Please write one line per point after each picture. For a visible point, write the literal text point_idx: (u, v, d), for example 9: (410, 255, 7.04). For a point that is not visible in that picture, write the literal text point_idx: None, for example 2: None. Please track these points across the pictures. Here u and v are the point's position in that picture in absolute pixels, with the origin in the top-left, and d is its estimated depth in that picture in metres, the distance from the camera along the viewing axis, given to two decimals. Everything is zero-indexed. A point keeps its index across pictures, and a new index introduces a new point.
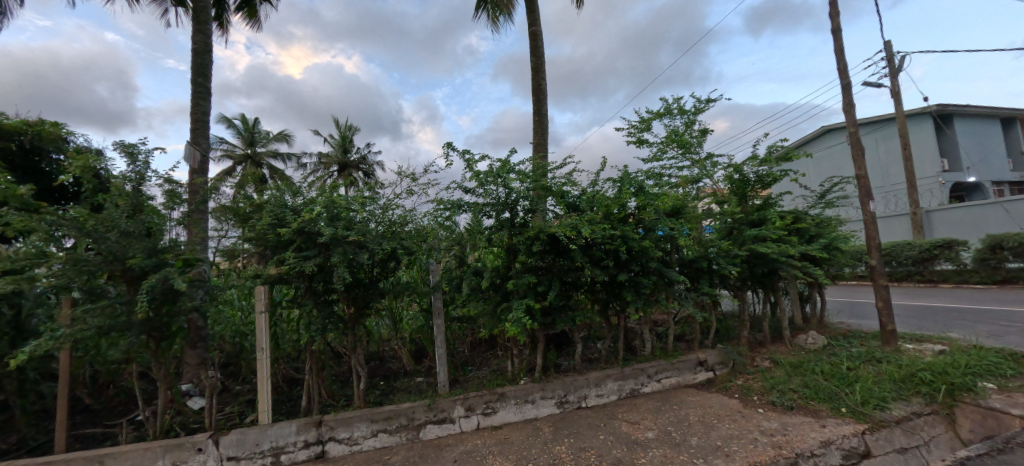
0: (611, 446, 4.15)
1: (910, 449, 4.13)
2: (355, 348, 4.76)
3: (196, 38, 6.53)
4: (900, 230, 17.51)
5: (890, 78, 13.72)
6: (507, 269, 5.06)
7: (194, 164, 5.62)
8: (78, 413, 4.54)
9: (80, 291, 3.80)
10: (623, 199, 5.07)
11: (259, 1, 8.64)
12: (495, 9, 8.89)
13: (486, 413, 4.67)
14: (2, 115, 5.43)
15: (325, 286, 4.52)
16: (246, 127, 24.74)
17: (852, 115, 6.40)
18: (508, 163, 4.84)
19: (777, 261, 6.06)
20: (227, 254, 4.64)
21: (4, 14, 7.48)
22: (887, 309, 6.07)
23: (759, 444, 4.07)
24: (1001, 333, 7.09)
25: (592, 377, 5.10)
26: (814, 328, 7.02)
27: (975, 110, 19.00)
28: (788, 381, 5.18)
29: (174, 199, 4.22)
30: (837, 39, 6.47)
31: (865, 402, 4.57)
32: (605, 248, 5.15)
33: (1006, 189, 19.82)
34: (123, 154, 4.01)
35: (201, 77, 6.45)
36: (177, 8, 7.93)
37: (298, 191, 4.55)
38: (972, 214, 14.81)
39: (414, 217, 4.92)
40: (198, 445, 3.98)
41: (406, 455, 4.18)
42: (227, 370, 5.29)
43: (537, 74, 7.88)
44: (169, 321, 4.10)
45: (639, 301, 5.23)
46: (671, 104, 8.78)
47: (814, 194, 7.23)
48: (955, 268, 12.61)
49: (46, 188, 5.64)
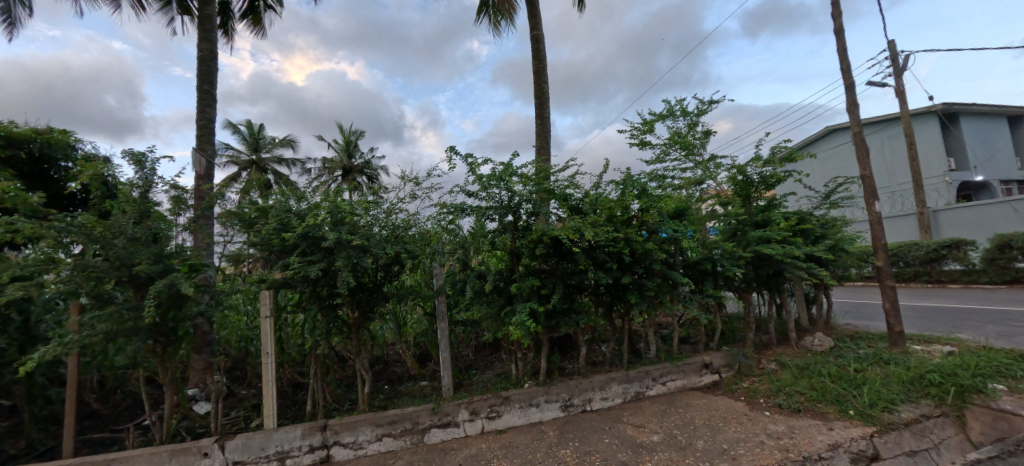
0: (616, 449, 4.13)
1: (921, 452, 4.10)
2: (360, 352, 4.79)
3: (201, 45, 6.61)
4: (907, 231, 17.37)
5: (894, 77, 13.63)
6: (510, 272, 5.05)
7: (200, 170, 5.61)
8: (86, 417, 4.57)
9: (89, 297, 3.83)
10: (626, 201, 5.05)
11: (264, 7, 8.71)
12: (496, 13, 8.93)
13: (491, 417, 4.66)
14: (12, 122, 5.50)
15: (330, 290, 4.52)
16: (251, 132, 24.94)
17: (856, 115, 6.35)
18: (511, 167, 4.85)
19: (782, 262, 6.02)
20: (233, 259, 4.60)
21: (15, 24, 7.58)
22: (894, 311, 6.03)
23: (766, 447, 4.04)
24: (1012, 333, 7.00)
25: (597, 380, 5.08)
26: (821, 330, 6.97)
27: (982, 108, 18.83)
28: (795, 383, 5.16)
29: (180, 205, 4.25)
30: (838, 39, 6.46)
31: (874, 404, 4.53)
32: (608, 251, 5.12)
33: (1016, 187, 19.51)
34: (131, 162, 4.07)
35: (206, 84, 6.51)
36: (184, 16, 7.99)
37: (303, 196, 4.58)
38: (979, 213, 14.71)
39: (418, 221, 4.96)
40: (204, 449, 4.02)
41: (411, 459, 4.18)
42: (233, 374, 5.30)
43: (540, 78, 7.89)
44: (175, 326, 4.13)
45: (643, 303, 5.20)
46: (674, 105, 8.83)
47: (819, 194, 7.14)
48: (964, 268, 12.47)
49: (56, 195, 5.68)
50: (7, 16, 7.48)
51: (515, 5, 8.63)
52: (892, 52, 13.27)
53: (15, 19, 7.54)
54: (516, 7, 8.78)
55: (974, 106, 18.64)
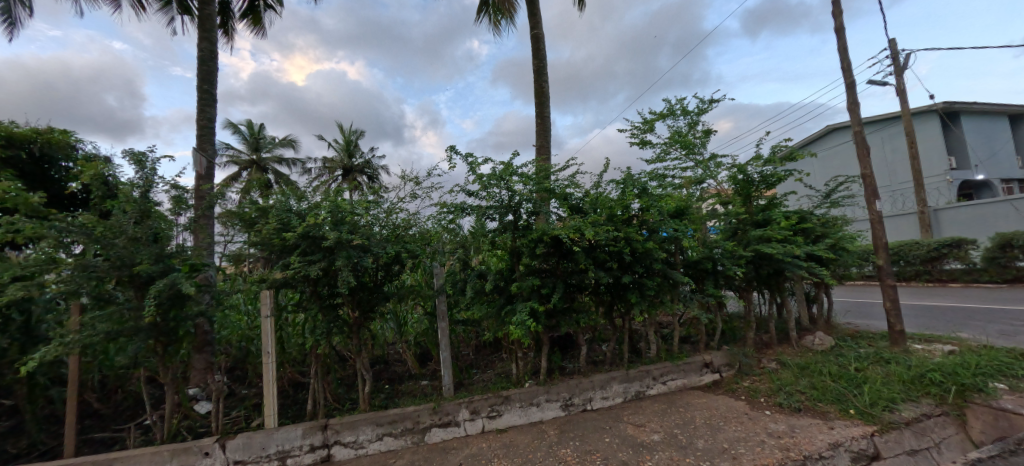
0: (616, 449, 4.13)
1: (921, 451, 4.10)
2: (360, 352, 4.79)
3: (201, 45, 6.61)
4: (908, 230, 17.35)
5: (895, 76, 13.62)
6: (511, 271, 5.05)
7: (201, 170, 5.62)
8: (87, 417, 4.57)
9: (90, 297, 3.84)
10: (627, 201, 5.05)
11: (263, 7, 8.71)
12: (496, 12, 8.91)
13: (492, 416, 4.67)
14: (13, 122, 5.51)
15: (331, 290, 4.52)
16: (252, 132, 24.95)
17: (856, 114, 6.34)
18: (511, 166, 4.85)
19: (783, 262, 6.02)
20: (234, 259, 4.59)
21: (15, 25, 7.58)
22: (895, 310, 6.03)
23: (767, 446, 4.04)
24: (1012, 332, 7.00)
25: (598, 380, 5.08)
26: (821, 329, 6.97)
27: (983, 107, 18.81)
28: (795, 382, 5.16)
29: (181, 205, 4.26)
30: (839, 38, 6.45)
31: (875, 404, 4.53)
32: (608, 250, 5.11)
33: (1017, 186, 19.46)
34: (132, 162, 4.07)
35: (206, 84, 6.50)
36: (183, 16, 7.98)
37: (303, 196, 4.58)
38: (980, 212, 14.70)
39: (418, 220, 4.93)
40: (204, 449, 4.02)
41: (412, 458, 4.19)
42: (234, 374, 5.31)
43: (540, 77, 7.89)
44: (176, 326, 4.13)
45: (643, 302, 5.20)
46: (674, 105, 8.83)
47: (819, 193, 7.13)
48: (965, 267, 12.47)
49: (56, 195, 5.68)
50: (7, 16, 7.48)
51: (515, 4, 8.62)
52: (893, 51, 13.26)
53: (15, 19, 7.54)
54: (516, 6, 8.76)
55: (975, 105, 18.63)
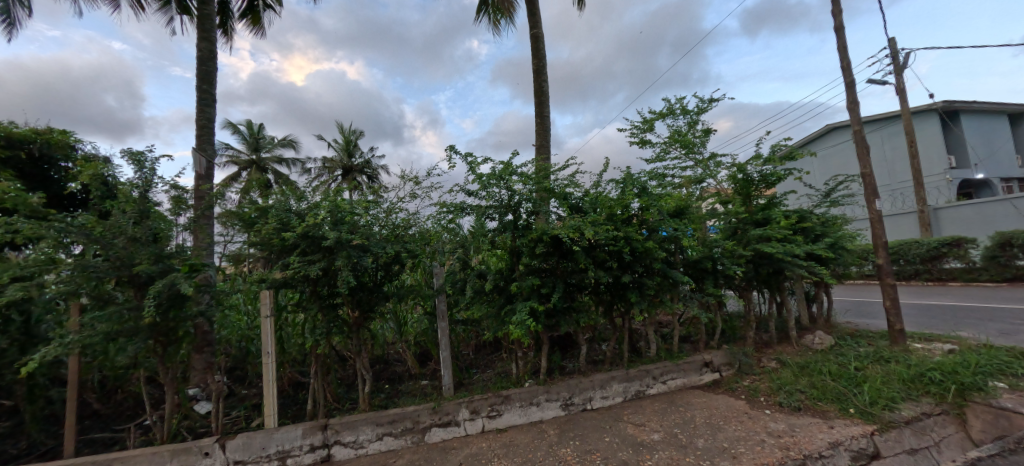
0: (617, 448, 4.13)
1: (921, 450, 4.10)
2: (360, 352, 4.80)
3: (200, 45, 6.60)
4: (908, 229, 17.34)
5: (895, 75, 13.62)
6: (511, 271, 5.04)
7: (200, 170, 5.62)
8: (87, 417, 4.57)
9: (89, 298, 3.84)
10: (627, 200, 5.05)
11: (263, 7, 8.70)
12: (496, 12, 8.90)
13: (492, 416, 4.66)
14: (12, 122, 5.51)
15: (331, 289, 4.52)
16: (252, 132, 24.93)
17: (856, 113, 6.34)
18: (511, 166, 4.84)
19: (783, 261, 6.03)
20: (233, 259, 4.59)
21: (14, 25, 7.57)
22: (895, 309, 6.03)
23: (766, 445, 4.04)
24: (1012, 331, 6.99)
25: (598, 379, 5.08)
26: (821, 328, 6.97)
27: (982, 106, 18.82)
28: (795, 381, 5.16)
29: (181, 205, 4.26)
30: (839, 37, 6.45)
31: (875, 403, 4.53)
32: (608, 250, 5.11)
33: (1016, 185, 19.44)
34: (130, 162, 4.07)
35: (205, 84, 6.50)
36: (183, 15, 7.98)
37: (302, 195, 4.58)
38: (980, 211, 14.70)
39: (418, 220, 4.95)
40: (204, 449, 4.02)
41: (412, 458, 4.19)
42: (234, 374, 5.31)
43: (539, 77, 7.88)
44: (175, 326, 4.13)
45: (643, 302, 5.20)
46: (674, 104, 8.83)
47: (819, 193, 7.13)
48: (964, 266, 12.46)
49: (56, 195, 5.68)
50: (6, 16, 7.47)
51: (515, 3, 8.61)
52: (892, 50, 13.27)
53: (14, 19, 7.53)
54: (516, 5, 8.76)
55: (975, 104, 18.64)
